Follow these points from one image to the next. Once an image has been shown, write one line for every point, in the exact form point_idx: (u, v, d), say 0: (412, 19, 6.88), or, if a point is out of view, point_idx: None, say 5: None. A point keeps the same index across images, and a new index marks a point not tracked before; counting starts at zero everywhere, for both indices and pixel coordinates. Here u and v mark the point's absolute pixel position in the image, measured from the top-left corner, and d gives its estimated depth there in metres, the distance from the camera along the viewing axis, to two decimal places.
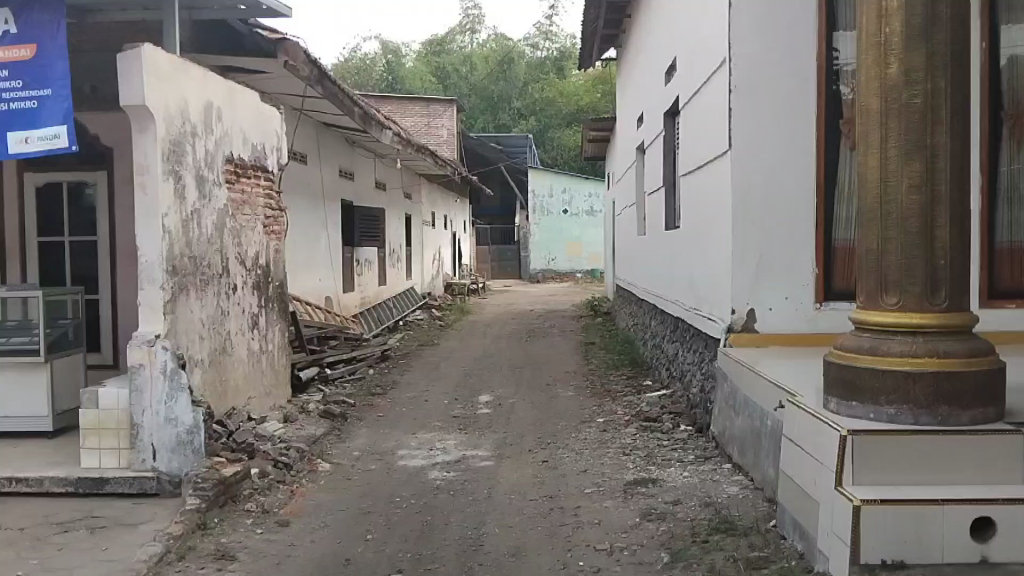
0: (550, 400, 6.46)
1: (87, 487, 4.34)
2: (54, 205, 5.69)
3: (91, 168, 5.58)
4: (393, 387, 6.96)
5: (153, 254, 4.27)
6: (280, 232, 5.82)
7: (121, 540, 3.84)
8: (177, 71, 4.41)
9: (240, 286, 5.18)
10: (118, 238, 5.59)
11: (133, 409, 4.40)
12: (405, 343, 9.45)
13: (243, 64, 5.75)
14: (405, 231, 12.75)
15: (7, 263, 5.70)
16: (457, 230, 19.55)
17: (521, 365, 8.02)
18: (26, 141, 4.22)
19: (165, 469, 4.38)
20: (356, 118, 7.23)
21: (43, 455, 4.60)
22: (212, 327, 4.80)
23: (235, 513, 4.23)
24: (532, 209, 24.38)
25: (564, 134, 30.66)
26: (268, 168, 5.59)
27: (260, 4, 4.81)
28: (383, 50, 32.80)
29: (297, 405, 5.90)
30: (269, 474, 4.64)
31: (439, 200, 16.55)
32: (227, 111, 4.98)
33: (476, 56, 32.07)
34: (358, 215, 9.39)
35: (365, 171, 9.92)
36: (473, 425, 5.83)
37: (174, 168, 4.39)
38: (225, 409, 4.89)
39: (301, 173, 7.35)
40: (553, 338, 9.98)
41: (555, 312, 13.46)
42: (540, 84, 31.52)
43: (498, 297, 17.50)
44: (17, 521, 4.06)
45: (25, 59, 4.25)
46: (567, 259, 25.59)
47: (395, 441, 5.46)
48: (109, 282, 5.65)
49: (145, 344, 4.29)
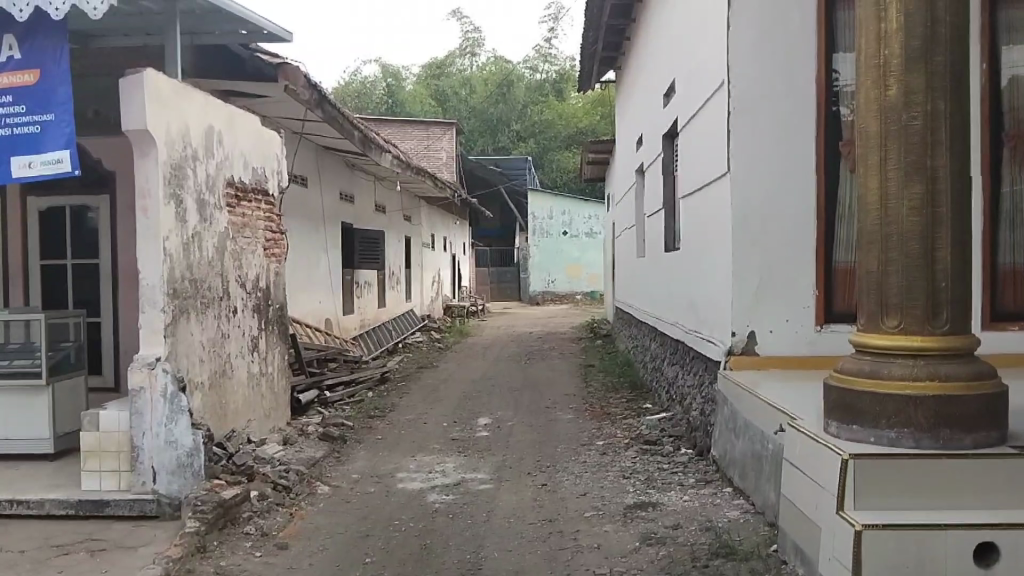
0: (550, 423, 6.45)
1: (87, 509, 4.32)
2: (57, 227, 5.69)
3: (94, 191, 5.60)
4: (392, 409, 6.95)
5: (154, 277, 4.27)
6: (281, 254, 5.83)
7: (120, 562, 3.80)
8: (179, 96, 4.44)
9: (240, 309, 5.18)
10: (120, 261, 5.60)
11: (134, 432, 4.38)
12: (405, 365, 9.46)
13: (243, 89, 5.80)
14: (405, 252, 12.83)
15: (11, 284, 5.70)
16: (456, 252, 19.64)
17: (520, 387, 8.02)
18: (29, 166, 4.26)
19: (164, 491, 4.35)
20: (356, 142, 7.28)
21: (43, 478, 4.57)
22: (212, 349, 4.80)
23: (234, 536, 4.22)
24: (531, 231, 24.63)
25: (563, 155, 30.78)
26: (269, 192, 5.61)
27: (261, 30, 4.87)
28: (383, 73, 33.14)
29: (297, 428, 5.89)
30: (268, 497, 4.62)
31: (439, 222, 16.67)
32: (228, 134, 5.00)
33: (476, 79, 32.32)
34: (359, 237, 9.43)
35: (365, 194, 9.98)
36: (473, 447, 5.81)
37: (175, 192, 4.41)
38: (225, 432, 4.88)
39: (301, 196, 7.38)
40: (552, 360, 9.99)
41: (555, 334, 13.49)
42: (540, 106, 31.69)
43: (497, 319, 17.54)
44: (17, 543, 4.02)
45: (30, 85, 4.28)
46: (567, 280, 25.46)
47: (394, 463, 5.44)
48: (111, 304, 5.66)
49: (145, 367, 4.28)
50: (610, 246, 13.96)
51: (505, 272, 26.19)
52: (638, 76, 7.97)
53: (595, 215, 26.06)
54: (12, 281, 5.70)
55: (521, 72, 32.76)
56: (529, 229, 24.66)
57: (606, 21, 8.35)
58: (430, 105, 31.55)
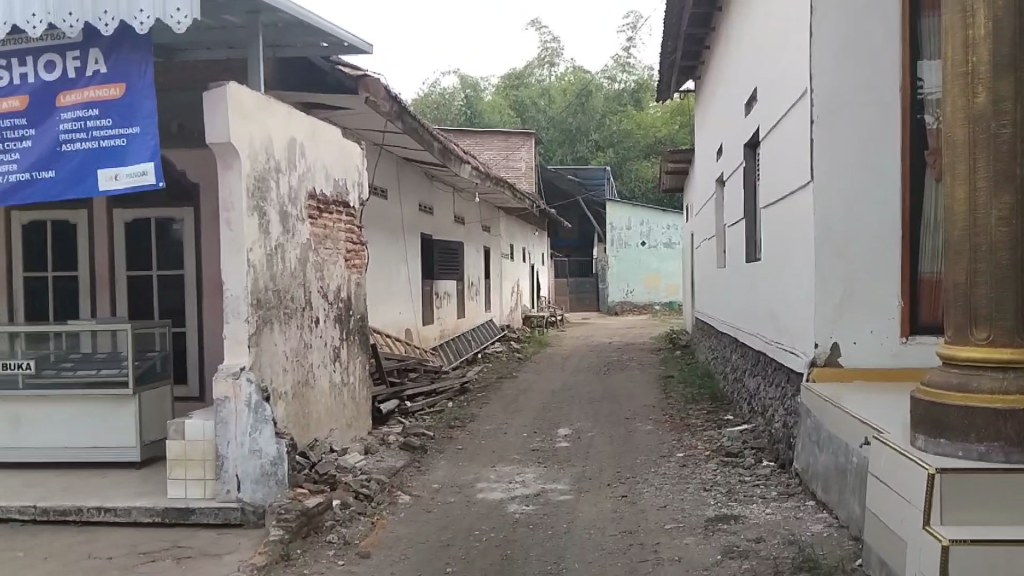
0: (629, 434, 6.39)
1: (174, 517, 4.37)
2: (142, 238, 5.79)
3: (179, 203, 5.70)
4: (472, 420, 6.94)
5: (238, 288, 4.32)
6: (362, 265, 5.87)
7: (206, 569, 3.83)
8: (262, 109, 4.50)
9: (323, 320, 5.23)
10: (204, 271, 5.70)
11: (219, 440, 4.41)
12: (484, 376, 9.47)
13: (323, 102, 5.89)
14: (485, 263, 12.90)
15: (98, 296, 5.79)
16: (535, 263, 19.69)
17: (601, 399, 7.96)
18: (115, 179, 4.11)
19: (248, 499, 4.38)
20: (436, 152, 7.30)
21: (132, 486, 4.63)
22: (295, 360, 4.84)
23: (316, 545, 4.23)
24: (610, 241, 24.36)
25: (640, 166, 30.66)
26: (349, 204, 5.66)
27: (341, 41, 4.94)
28: (462, 84, 33.33)
29: (378, 437, 5.92)
30: (350, 505, 4.64)
31: (518, 233, 16.74)
32: (310, 147, 5.06)
33: (556, 89, 32.33)
34: (437, 248, 9.47)
35: (444, 205, 10.03)
36: (552, 458, 5.78)
37: (259, 204, 4.46)
38: (307, 442, 4.91)
39: (382, 207, 7.42)
40: (631, 371, 9.89)
41: (634, 345, 13.38)
42: (619, 116, 31.41)
43: (574, 330, 17.47)
44: (106, 550, 4.08)
45: (115, 98, 4.14)
46: (646, 291, 25.35)
47: (474, 473, 5.43)
48: (195, 314, 5.75)
49: (230, 377, 4.32)
50: (690, 257, 13.77)
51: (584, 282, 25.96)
52: (719, 85, 7.85)
53: (675, 225, 25.72)
54: (98, 292, 5.79)
55: (599, 83, 32.28)
56: (607, 241, 24.41)
57: (687, 29, 8.28)
58: (507, 114, 31.70)
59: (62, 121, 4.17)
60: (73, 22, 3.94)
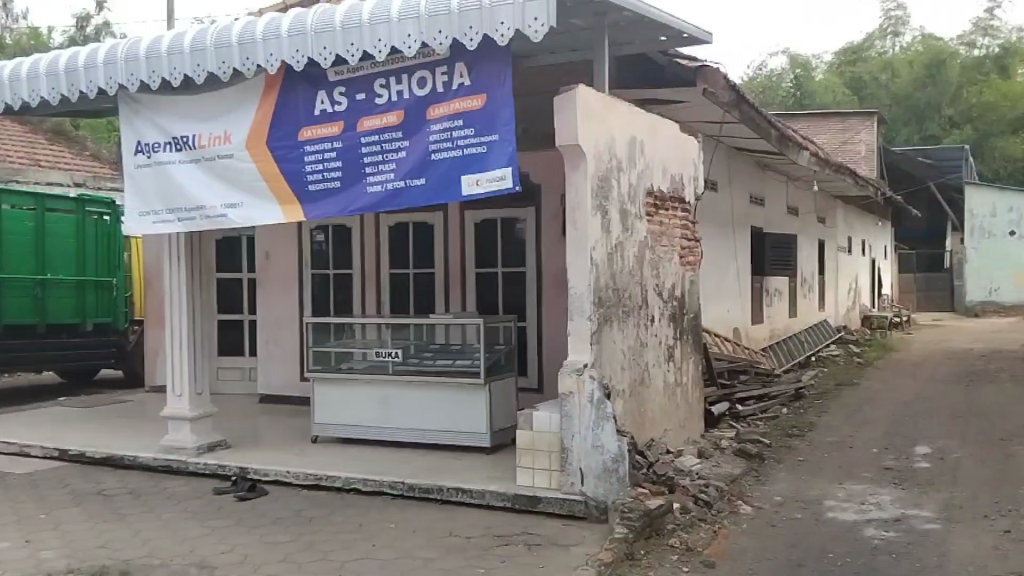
0: (1005, 459, 5.67)
1: (522, 504, 4.59)
2: (489, 238, 6.44)
3: (522, 204, 6.28)
4: (811, 429, 6.62)
5: (583, 287, 4.41)
6: (696, 262, 5.77)
7: (557, 560, 3.96)
8: (607, 109, 4.54)
9: (658, 318, 5.21)
10: (545, 267, 6.18)
11: (563, 432, 4.53)
12: (819, 381, 9.00)
13: (662, 98, 5.88)
14: (819, 258, 12.23)
15: (452, 293, 6.54)
16: (876, 257, 18.23)
17: (965, 415, 7.17)
18: (477, 184, 4.36)
19: (591, 494, 4.46)
20: (772, 140, 7.00)
21: (482, 470, 5.00)
22: (633, 359, 4.88)
23: (659, 547, 4.22)
24: (967, 232, 22.15)
25: (1009, 142, 26.51)
26: (686, 200, 5.57)
27: (680, 35, 4.90)
28: (793, 65, 33.72)
29: (712, 442, 5.85)
30: (690, 510, 4.60)
31: (857, 224, 15.69)
32: (650, 145, 5.04)
33: (900, 60, 29.58)
34: (771, 243, 9.13)
35: (777, 198, 9.67)
36: (911, 480, 5.29)
37: (602, 204, 4.52)
38: (644, 441, 4.94)
39: (713, 202, 7.37)
40: (1000, 385, 8.77)
41: (1004, 353, 11.84)
42: (978, 86, 27.55)
43: (924, 331, 16.12)
44: (465, 529, 4.41)
45: (477, 109, 4.40)
46: (1015, 289, 22.32)
47: (821, 489, 5.15)
48: (536, 308, 6.24)
49: (574, 373, 4.44)
50: None
51: (934, 278, 23.59)
52: None
53: None
54: (452, 289, 6.54)
55: (955, 49, 28.50)
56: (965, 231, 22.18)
57: None
58: (844, 94, 30.83)
59: (431, 132, 4.50)
60: (443, 39, 4.19)
